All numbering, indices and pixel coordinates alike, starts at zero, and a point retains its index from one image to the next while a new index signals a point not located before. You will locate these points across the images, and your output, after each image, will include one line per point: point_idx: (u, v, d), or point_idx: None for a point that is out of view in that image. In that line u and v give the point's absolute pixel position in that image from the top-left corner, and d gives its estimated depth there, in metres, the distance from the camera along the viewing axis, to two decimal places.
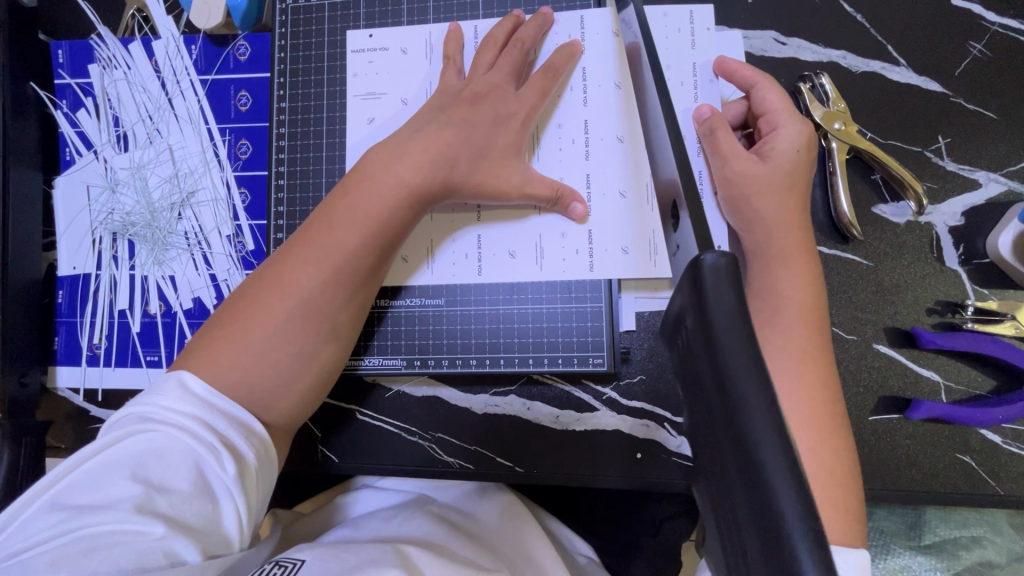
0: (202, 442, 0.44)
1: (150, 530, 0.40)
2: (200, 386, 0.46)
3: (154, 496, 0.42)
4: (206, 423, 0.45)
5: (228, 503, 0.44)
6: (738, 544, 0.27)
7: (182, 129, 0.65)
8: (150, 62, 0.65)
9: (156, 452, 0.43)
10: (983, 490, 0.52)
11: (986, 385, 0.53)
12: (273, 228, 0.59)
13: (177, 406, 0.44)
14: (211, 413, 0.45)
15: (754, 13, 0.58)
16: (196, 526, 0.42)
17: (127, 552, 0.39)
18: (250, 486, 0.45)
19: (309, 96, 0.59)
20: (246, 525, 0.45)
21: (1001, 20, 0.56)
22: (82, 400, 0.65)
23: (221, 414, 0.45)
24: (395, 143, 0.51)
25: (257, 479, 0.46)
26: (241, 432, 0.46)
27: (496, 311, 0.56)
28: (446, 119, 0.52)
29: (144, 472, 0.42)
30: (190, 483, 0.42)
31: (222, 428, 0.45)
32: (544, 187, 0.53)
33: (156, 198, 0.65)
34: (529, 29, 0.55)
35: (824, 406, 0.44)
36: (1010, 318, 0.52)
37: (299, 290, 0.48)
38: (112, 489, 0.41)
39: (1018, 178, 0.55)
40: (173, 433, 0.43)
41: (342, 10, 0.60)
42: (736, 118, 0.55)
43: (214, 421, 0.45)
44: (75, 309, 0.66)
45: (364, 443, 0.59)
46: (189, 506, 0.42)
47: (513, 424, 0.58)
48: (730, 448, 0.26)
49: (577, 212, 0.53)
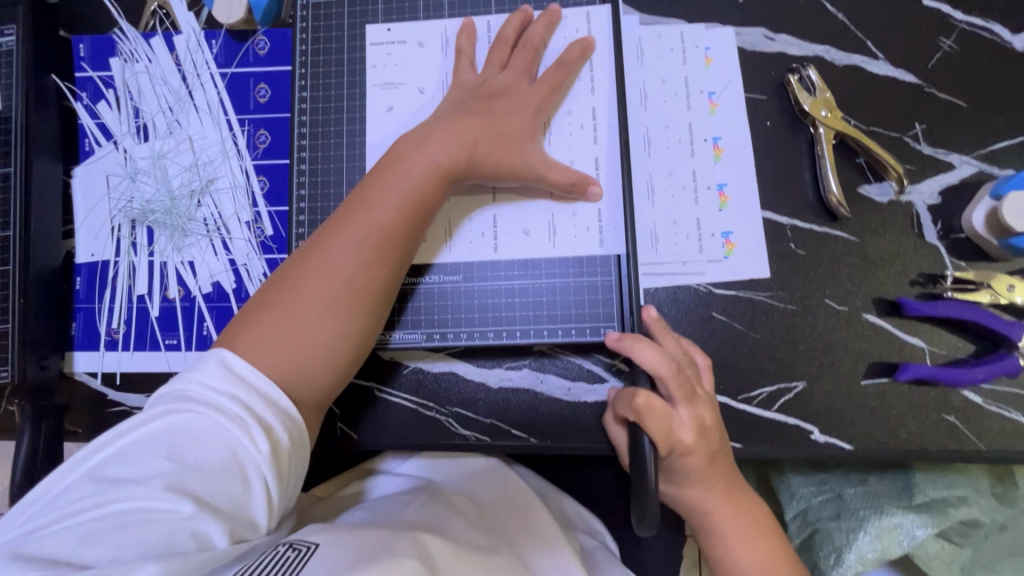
0: (238, 423, 0.46)
1: (180, 508, 0.42)
2: (240, 363, 0.49)
3: (187, 475, 0.44)
4: (242, 403, 0.47)
5: (255, 483, 0.45)
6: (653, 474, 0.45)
7: (202, 120, 0.67)
8: (171, 55, 0.68)
9: (191, 431, 0.45)
10: (968, 446, 0.56)
11: (966, 350, 0.57)
12: (296, 211, 0.61)
13: (214, 386, 0.47)
14: (248, 394, 0.47)
15: (744, 12, 0.63)
16: (225, 508, 0.44)
17: (158, 530, 0.41)
18: (281, 468, 0.47)
19: (330, 86, 0.62)
20: (273, 510, 0.47)
21: (967, 18, 0.61)
22: (100, 384, 0.66)
23: (257, 394, 0.48)
24: (419, 132, 0.56)
25: (288, 462, 0.48)
26: (276, 413, 0.48)
27: (512, 285, 0.59)
28: (465, 113, 0.56)
29: (179, 450, 0.45)
30: (222, 463, 0.44)
31: (258, 408, 0.47)
32: (560, 175, 0.56)
33: (176, 186, 0.67)
34: (539, 27, 0.59)
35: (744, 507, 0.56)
36: (985, 287, 0.57)
37: (340, 266, 0.51)
38: (149, 467, 0.44)
39: (988, 161, 0.60)
40: (210, 412, 0.46)
41: (361, 6, 0.63)
42: (730, 112, 0.62)
43: (247, 401, 0.47)
44: (93, 295, 0.67)
45: (382, 418, 0.61)
46: (219, 486, 0.44)
47: (527, 396, 0.60)
48: None
49: (594, 196, 0.57)
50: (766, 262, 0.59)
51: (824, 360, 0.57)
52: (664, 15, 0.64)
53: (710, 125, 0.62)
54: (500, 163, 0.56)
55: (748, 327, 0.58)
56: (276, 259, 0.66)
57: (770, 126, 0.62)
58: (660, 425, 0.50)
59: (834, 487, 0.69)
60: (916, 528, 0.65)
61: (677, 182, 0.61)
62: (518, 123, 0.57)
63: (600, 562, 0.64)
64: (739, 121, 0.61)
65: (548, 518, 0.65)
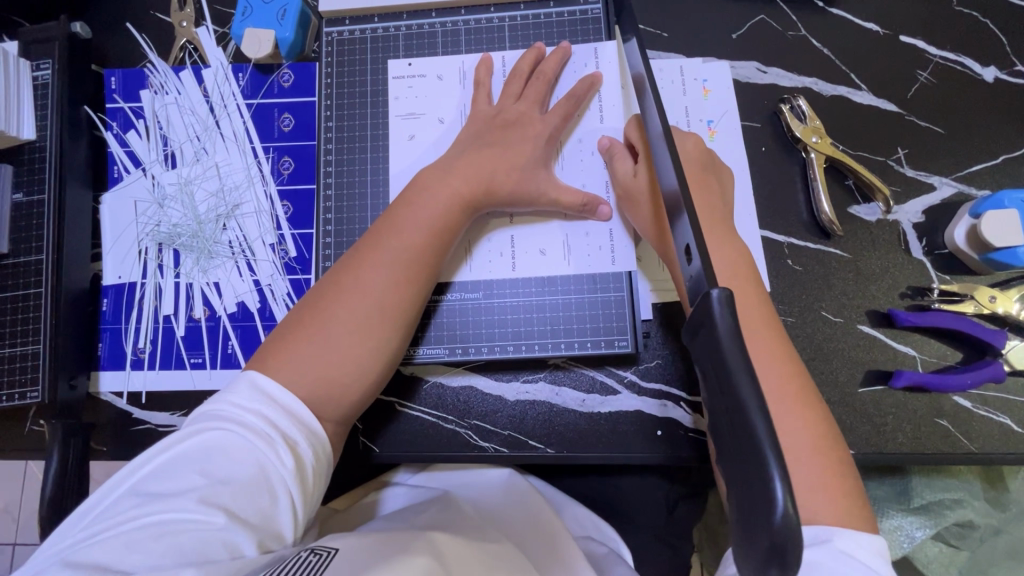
0: (265, 439, 0.48)
1: (213, 520, 0.44)
2: (272, 385, 0.51)
3: (219, 489, 0.46)
4: (270, 420, 0.49)
5: (284, 496, 0.47)
6: (734, 468, 0.32)
7: (228, 148, 0.71)
8: (199, 87, 0.71)
9: (222, 447, 0.47)
10: (960, 449, 0.59)
11: (955, 357, 0.61)
12: (322, 234, 0.65)
13: (246, 405, 0.50)
14: (276, 412, 0.50)
15: (738, 48, 0.68)
16: (254, 520, 0.46)
17: (191, 540, 0.43)
18: (305, 483, 0.49)
19: (354, 117, 0.66)
20: (299, 524, 0.48)
21: (942, 53, 0.67)
22: (125, 403, 0.67)
23: (284, 412, 0.50)
24: (444, 164, 0.60)
25: (312, 477, 0.50)
26: (301, 430, 0.50)
27: (529, 302, 0.62)
28: (483, 142, 0.60)
29: (212, 466, 0.47)
30: (252, 478, 0.46)
31: (285, 425, 0.49)
32: (572, 198, 0.60)
33: (203, 210, 0.70)
34: (551, 61, 0.64)
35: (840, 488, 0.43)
36: (969, 298, 0.61)
37: (373, 288, 0.55)
38: (184, 482, 0.46)
39: (966, 182, 0.65)
40: (240, 430, 0.48)
41: (383, 43, 0.67)
42: (729, 139, 0.66)
43: (277, 418, 0.49)
44: (119, 316, 0.69)
45: (404, 432, 0.63)
46: (249, 500, 0.46)
47: (543, 409, 0.63)
48: (716, 379, 0.33)
49: (604, 214, 0.61)
50: (766, 277, 0.63)
51: (822, 370, 0.61)
52: (664, 51, 0.69)
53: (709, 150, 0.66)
54: (516, 186, 0.60)
55: None
56: (299, 279, 0.68)
57: (765, 151, 0.66)
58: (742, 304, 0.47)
59: None
60: (915, 529, 0.71)
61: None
62: (533, 149, 0.61)
63: (613, 565, 0.66)
64: (738, 146, 0.66)
65: (561, 524, 0.68)
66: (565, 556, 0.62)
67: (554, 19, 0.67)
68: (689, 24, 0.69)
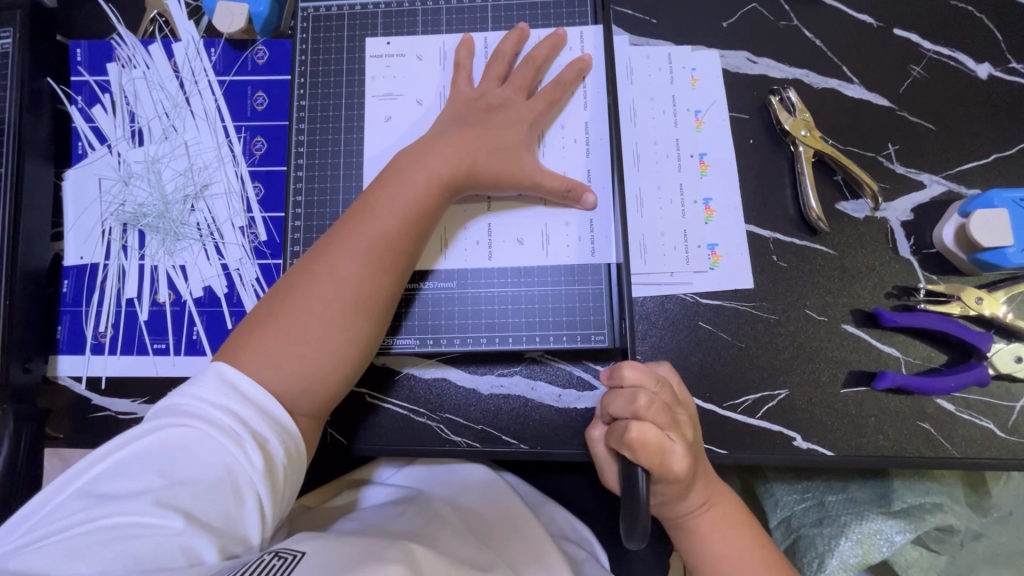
0: (231, 437, 0.46)
1: (169, 524, 0.43)
2: (240, 378, 0.49)
3: (177, 491, 0.44)
4: (237, 417, 0.47)
5: (250, 497, 0.45)
6: None
7: (198, 126, 0.68)
8: (169, 62, 0.68)
9: (183, 446, 0.46)
10: (942, 453, 0.58)
11: (939, 359, 0.60)
12: (292, 216, 0.62)
13: (212, 399, 0.47)
14: (244, 408, 0.48)
15: (728, 36, 0.66)
16: (216, 523, 0.44)
17: (145, 545, 0.42)
18: (275, 483, 0.47)
19: (328, 96, 0.64)
20: (266, 526, 0.47)
21: (935, 48, 0.65)
22: (84, 388, 0.65)
23: (254, 407, 0.48)
24: (422, 144, 0.57)
25: (283, 476, 0.48)
26: (272, 427, 0.48)
27: (504, 292, 0.60)
28: (462, 124, 0.58)
29: (172, 466, 0.45)
30: (215, 480, 0.45)
31: (252, 421, 0.47)
32: (556, 184, 0.59)
33: (170, 190, 0.67)
34: (544, 47, 0.62)
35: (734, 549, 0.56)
36: (956, 299, 0.59)
37: (347, 277, 0.53)
38: (141, 482, 0.44)
39: (956, 181, 0.63)
40: (204, 427, 0.46)
41: (362, 19, 0.65)
42: (716, 132, 0.65)
43: (244, 414, 0.47)
44: (81, 299, 0.67)
45: (374, 425, 0.61)
46: (211, 503, 0.44)
47: (518, 403, 0.61)
48: None
49: (589, 203, 0.60)
50: (749, 273, 0.62)
51: (801, 368, 0.60)
52: (652, 37, 0.67)
53: (696, 141, 0.64)
54: (495, 173, 0.58)
55: (732, 336, 0.61)
56: (269, 264, 0.66)
57: (753, 143, 0.64)
58: (653, 451, 0.48)
59: (816, 494, 0.70)
60: (894, 534, 0.65)
61: (664, 196, 0.64)
62: (515, 136, 0.59)
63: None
64: (724, 138, 0.64)
65: (546, 536, 0.66)
66: (534, 552, 0.63)
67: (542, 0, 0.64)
68: (680, 10, 0.67)
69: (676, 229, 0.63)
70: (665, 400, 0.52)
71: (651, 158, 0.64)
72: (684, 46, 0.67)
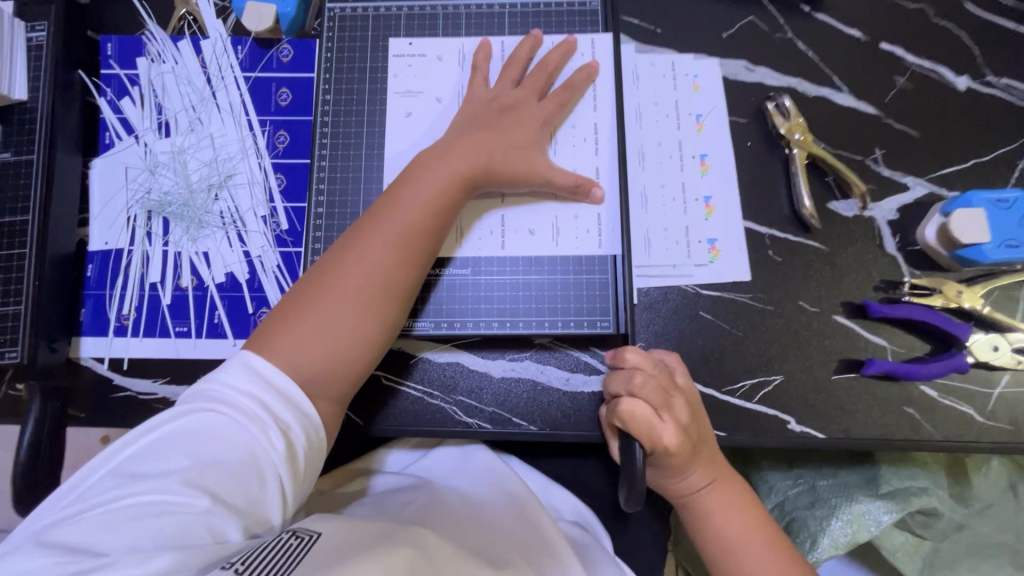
0: (257, 423, 0.49)
1: (196, 503, 0.45)
2: (266, 366, 0.51)
3: (204, 472, 0.46)
4: (262, 403, 0.50)
5: (272, 480, 0.48)
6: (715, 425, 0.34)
7: (224, 119, 0.71)
8: (197, 58, 0.72)
9: (211, 429, 0.48)
10: (925, 436, 0.62)
11: (922, 349, 0.64)
12: (315, 205, 0.65)
13: (240, 386, 0.50)
14: (268, 394, 0.50)
15: (728, 46, 0.71)
16: (240, 504, 0.46)
17: (173, 523, 0.43)
18: (295, 468, 0.50)
19: (352, 92, 0.67)
20: (286, 509, 0.49)
21: (918, 61, 0.70)
22: (106, 369, 0.67)
23: (277, 395, 0.51)
24: (442, 145, 0.61)
25: (303, 462, 0.51)
26: (294, 414, 0.51)
27: (516, 280, 0.64)
28: (481, 123, 0.62)
29: (199, 448, 0.47)
30: (241, 462, 0.47)
31: (276, 408, 0.50)
32: (567, 180, 0.62)
33: (195, 180, 0.70)
34: (556, 53, 0.66)
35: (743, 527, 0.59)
36: (938, 292, 0.63)
37: (370, 268, 0.56)
38: (170, 463, 0.46)
39: (937, 184, 0.68)
40: (231, 412, 0.49)
41: (385, 21, 0.68)
42: (717, 134, 0.69)
43: (268, 401, 0.50)
44: (104, 282, 0.69)
45: (388, 406, 0.64)
46: (236, 484, 0.47)
47: (527, 386, 0.64)
48: None
49: (597, 198, 0.63)
50: (746, 266, 0.66)
51: (795, 356, 0.64)
52: (657, 45, 0.71)
53: (697, 143, 0.69)
54: (510, 170, 0.61)
55: (731, 325, 0.65)
56: (290, 252, 0.69)
57: (751, 145, 0.69)
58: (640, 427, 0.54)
59: (808, 480, 0.74)
60: (881, 514, 0.68)
61: (667, 193, 0.68)
62: (529, 134, 0.62)
63: (597, 561, 0.65)
64: (723, 141, 0.69)
65: (552, 523, 0.67)
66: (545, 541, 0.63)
67: (555, 8, 0.69)
68: (683, 21, 0.72)
69: (678, 224, 0.67)
70: (664, 383, 0.56)
71: (655, 157, 0.68)
72: (687, 54, 0.71)
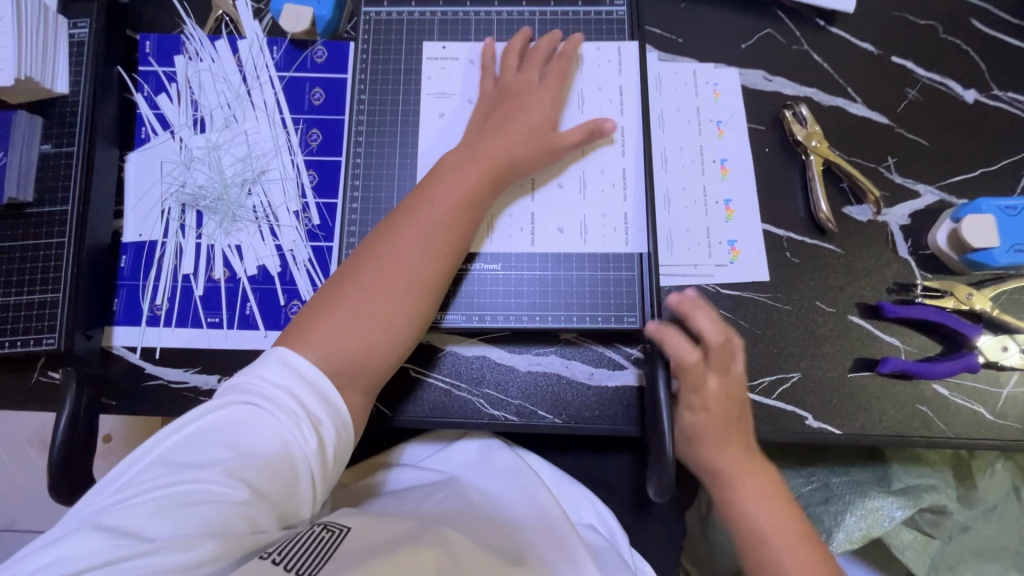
0: (291, 417, 0.49)
1: (235, 494, 0.46)
2: (300, 361, 0.52)
3: (242, 464, 0.47)
4: (297, 399, 0.50)
5: (305, 474, 0.49)
6: None
7: (258, 117, 0.73)
8: (233, 57, 0.74)
9: (248, 423, 0.49)
10: (938, 433, 0.64)
11: (934, 349, 0.66)
12: (350, 201, 0.67)
13: (276, 381, 0.51)
14: (303, 390, 0.51)
15: (747, 56, 0.74)
16: (274, 497, 0.48)
17: (214, 512, 0.45)
18: (326, 463, 0.51)
19: (386, 92, 0.69)
20: (315, 501, 0.51)
21: (928, 74, 0.74)
22: (138, 357, 0.68)
23: (312, 391, 0.51)
24: (466, 144, 0.63)
25: (334, 457, 0.51)
26: (326, 409, 0.51)
27: (544, 276, 0.66)
28: (496, 119, 0.64)
29: (238, 440, 0.48)
30: (276, 457, 0.48)
31: (310, 404, 0.51)
32: (577, 134, 0.64)
33: (229, 174, 0.72)
34: (544, 41, 0.68)
35: (776, 509, 0.57)
36: (949, 294, 0.66)
37: (402, 265, 0.57)
38: (209, 453, 0.47)
39: (947, 191, 0.71)
40: (268, 406, 0.49)
41: (419, 25, 0.71)
42: (737, 140, 0.71)
43: (303, 397, 0.51)
44: (138, 273, 0.70)
45: (418, 398, 0.65)
46: (272, 477, 0.48)
47: (553, 380, 0.66)
48: None
49: (609, 127, 0.65)
50: (765, 267, 0.68)
51: (813, 354, 0.66)
52: (679, 54, 0.74)
53: (718, 148, 0.71)
54: (530, 163, 0.63)
55: (751, 324, 0.67)
56: (321, 246, 0.70)
57: (769, 151, 0.71)
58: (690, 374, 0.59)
59: (821, 477, 0.76)
60: (895, 510, 0.71)
61: (689, 196, 0.70)
62: (540, 112, 0.64)
63: (609, 562, 0.63)
64: (743, 146, 0.71)
65: (567, 522, 0.65)
66: (566, 541, 0.62)
67: (582, 17, 0.72)
68: (704, 32, 0.75)
69: (699, 225, 0.69)
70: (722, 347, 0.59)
71: (677, 161, 0.71)
72: (707, 63, 0.74)
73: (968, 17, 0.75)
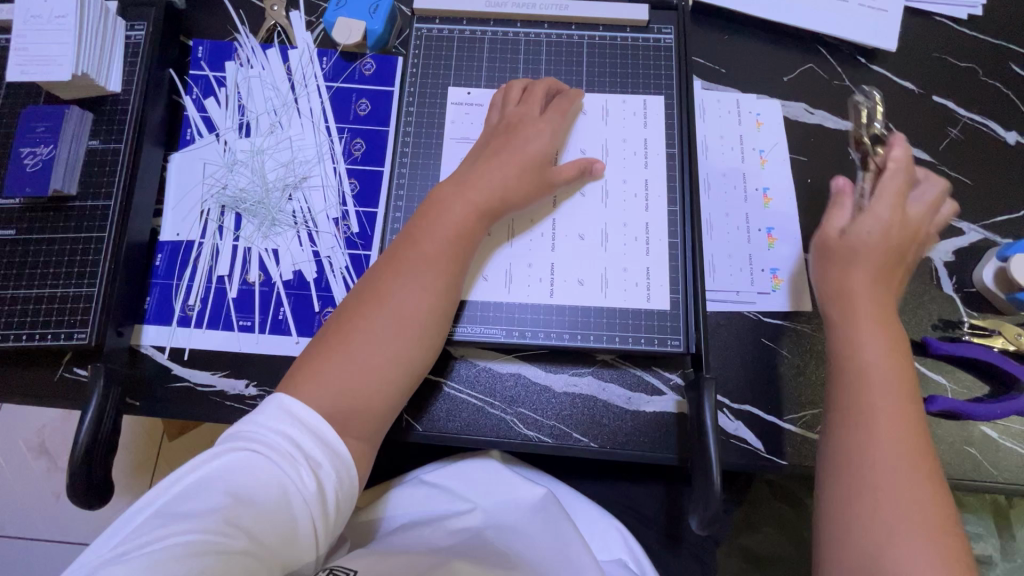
0: (288, 462, 0.47)
1: (231, 544, 0.43)
2: (295, 404, 0.50)
3: (238, 513, 0.44)
4: (295, 442, 0.49)
5: (306, 519, 0.46)
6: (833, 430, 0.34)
7: (304, 124, 0.74)
8: (283, 65, 0.75)
9: (244, 469, 0.46)
10: (988, 477, 0.62)
11: (982, 389, 0.64)
12: (394, 209, 0.68)
13: (272, 424, 0.49)
14: (300, 433, 0.49)
15: (789, 89, 0.75)
16: (274, 544, 0.45)
17: (209, 566, 0.41)
18: (326, 508, 0.48)
19: (435, 105, 0.71)
20: (320, 548, 0.48)
21: (969, 114, 0.74)
22: (166, 358, 0.67)
23: (310, 432, 0.49)
24: (459, 176, 0.63)
25: (335, 501, 0.49)
26: (325, 451, 0.49)
27: (586, 293, 0.65)
28: (491, 150, 0.64)
29: (233, 488, 0.46)
30: (274, 502, 0.46)
31: (309, 446, 0.49)
32: (572, 168, 0.65)
33: (271, 179, 0.72)
34: (541, 84, 0.68)
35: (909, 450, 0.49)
36: (997, 333, 0.65)
37: (396, 303, 0.56)
38: (202, 504, 0.45)
39: (991, 230, 0.70)
40: (264, 451, 0.47)
41: (470, 45, 0.73)
42: (780, 168, 0.72)
43: (301, 440, 0.49)
44: (172, 273, 0.69)
45: (450, 413, 0.64)
46: (270, 524, 0.45)
47: (591, 403, 0.64)
48: None
49: (599, 169, 0.67)
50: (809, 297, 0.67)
51: None
52: (722, 84, 0.75)
53: (761, 176, 0.71)
54: (523, 198, 0.63)
55: (793, 354, 0.65)
56: (360, 255, 0.70)
57: (811, 182, 0.71)
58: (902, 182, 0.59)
59: None
60: None
61: (731, 223, 0.70)
62: (538, 146, 0.64)
63: None
64: (786, 173, 0.72)
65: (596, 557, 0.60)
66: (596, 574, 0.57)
67: (629, 43, 0.73)
68: (747, 63, 0.76)
69: (741, 251, 0.69)
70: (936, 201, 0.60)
71: (720, 186, 0.71)
72: (750, 93, 0.75)
73: (1008, 61, 0.76)
